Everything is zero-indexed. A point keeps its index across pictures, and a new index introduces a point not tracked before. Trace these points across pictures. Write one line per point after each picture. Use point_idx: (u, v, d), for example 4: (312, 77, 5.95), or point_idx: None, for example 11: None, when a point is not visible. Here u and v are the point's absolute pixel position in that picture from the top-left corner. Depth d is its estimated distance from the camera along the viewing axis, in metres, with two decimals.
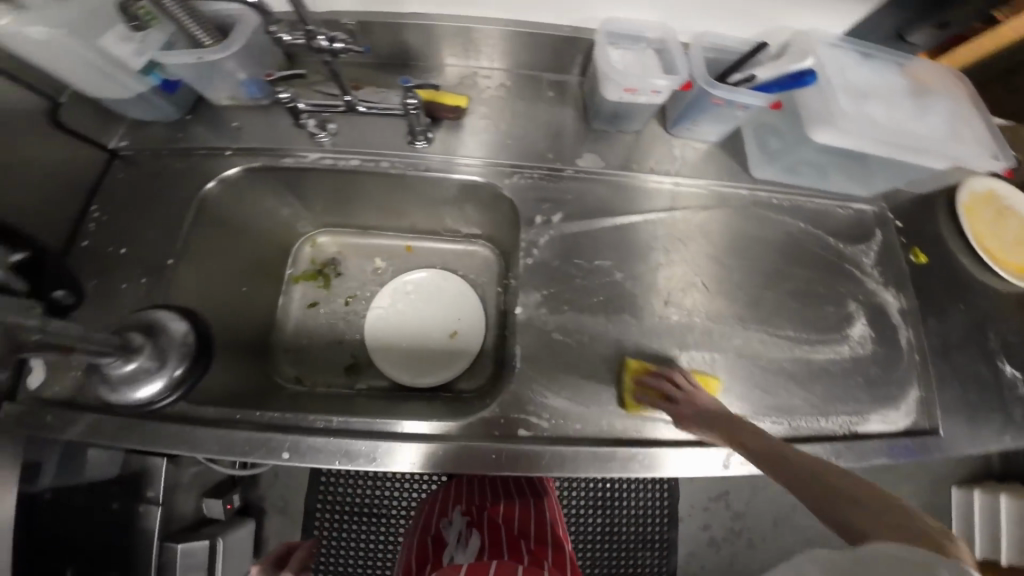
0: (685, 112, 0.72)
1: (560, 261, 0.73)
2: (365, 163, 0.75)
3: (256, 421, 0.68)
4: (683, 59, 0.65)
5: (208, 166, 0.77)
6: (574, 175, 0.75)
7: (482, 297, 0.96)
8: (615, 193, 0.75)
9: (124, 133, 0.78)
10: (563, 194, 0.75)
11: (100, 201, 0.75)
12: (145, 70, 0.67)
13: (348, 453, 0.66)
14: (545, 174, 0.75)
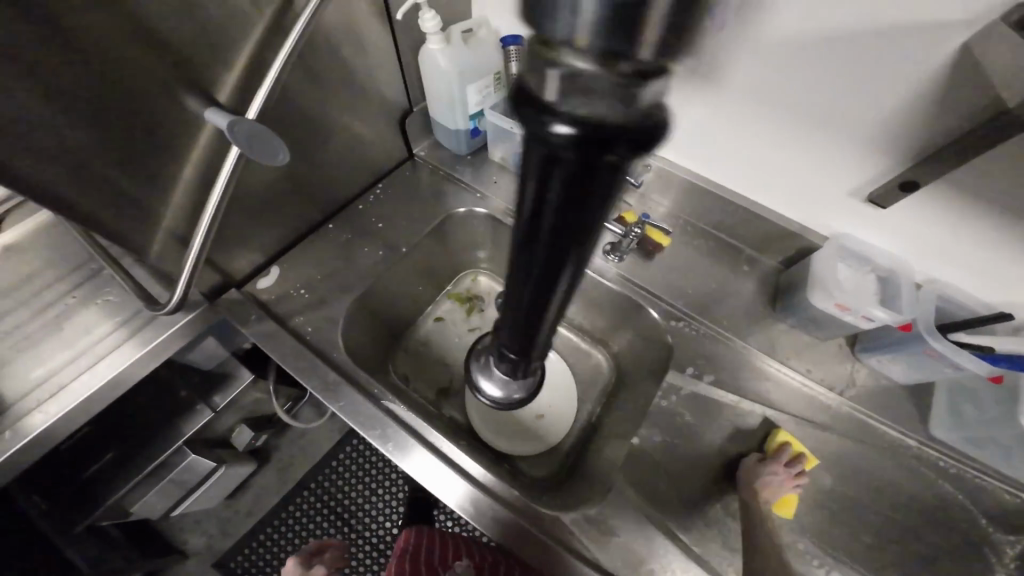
0: (880, 345, 0.72)
1: (690, 412, 0.73)
2: None
3: (356, 379, 0.76)
4: (908, 298, 0.67)
5: (458, 196, 0.94)
6: (740, 348, 0.76)
7: (582, 401, 0.99)
8: (772, 385, 0.74)
9: (425, 146, 0.98)
10: (721, 360, 0.75)
11: (383, 184, 0.95)
12: (471, 114, 0.86)
13: (403, 449, 0.70)
14: (712, 334, 0.77)
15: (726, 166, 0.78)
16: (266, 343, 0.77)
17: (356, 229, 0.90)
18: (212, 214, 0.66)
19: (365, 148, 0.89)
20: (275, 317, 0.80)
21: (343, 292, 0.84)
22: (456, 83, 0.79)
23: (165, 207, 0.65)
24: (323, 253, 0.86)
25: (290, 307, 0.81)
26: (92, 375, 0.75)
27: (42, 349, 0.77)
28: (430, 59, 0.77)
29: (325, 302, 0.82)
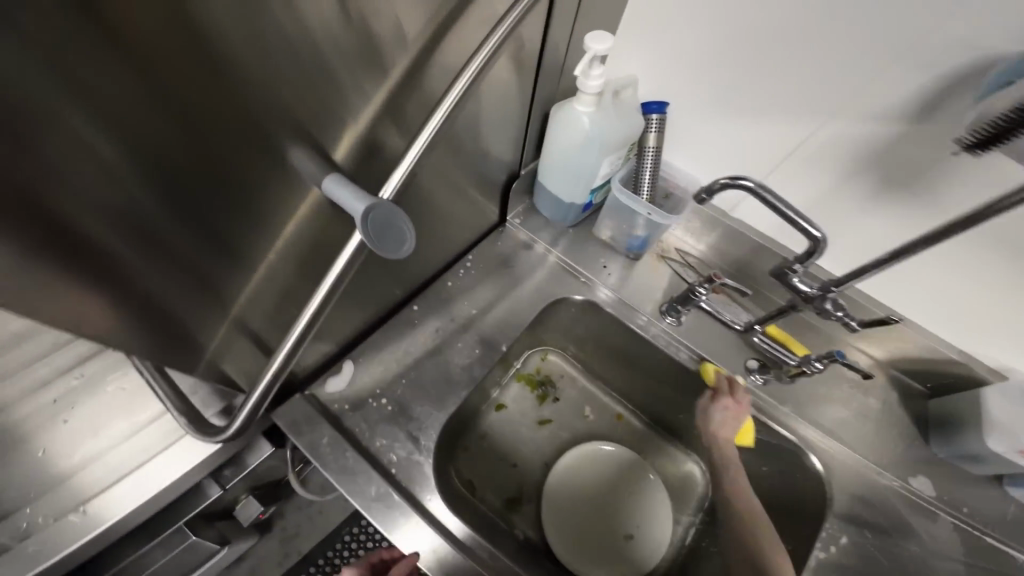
0: None
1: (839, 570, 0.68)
2: (694, 366, 0.73)
3: (338, 422, 0.64)
4: None
5: (560, 276, 0.79)
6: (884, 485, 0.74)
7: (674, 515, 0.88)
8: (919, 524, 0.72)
9: (520, 211, 0.83)
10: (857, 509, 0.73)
11: (471, 255, 0.80)
12: (593, 186, 0.72)
13: (362, 491, 0.59)
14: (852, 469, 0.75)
15: (899, 293, 0.74)
16: (340, 476, 0.59)
17: (441, 313, 0.74)
18: (302, 327, 0.51)
19: (457, 216, 0.74)
20: (347, 433, 0.63)
21: (434, 403, 0.67)
22: (593, 152, 0.66)
23: (232, 304, 0.50)
24: (404, 343, 0.71)
25: (360, 414, 0.64)
26: (120, 493, 0.59)
27: (42, 448, 0.60)
28: (572, 120, 0.63)
29: (410, 412, 0.66)
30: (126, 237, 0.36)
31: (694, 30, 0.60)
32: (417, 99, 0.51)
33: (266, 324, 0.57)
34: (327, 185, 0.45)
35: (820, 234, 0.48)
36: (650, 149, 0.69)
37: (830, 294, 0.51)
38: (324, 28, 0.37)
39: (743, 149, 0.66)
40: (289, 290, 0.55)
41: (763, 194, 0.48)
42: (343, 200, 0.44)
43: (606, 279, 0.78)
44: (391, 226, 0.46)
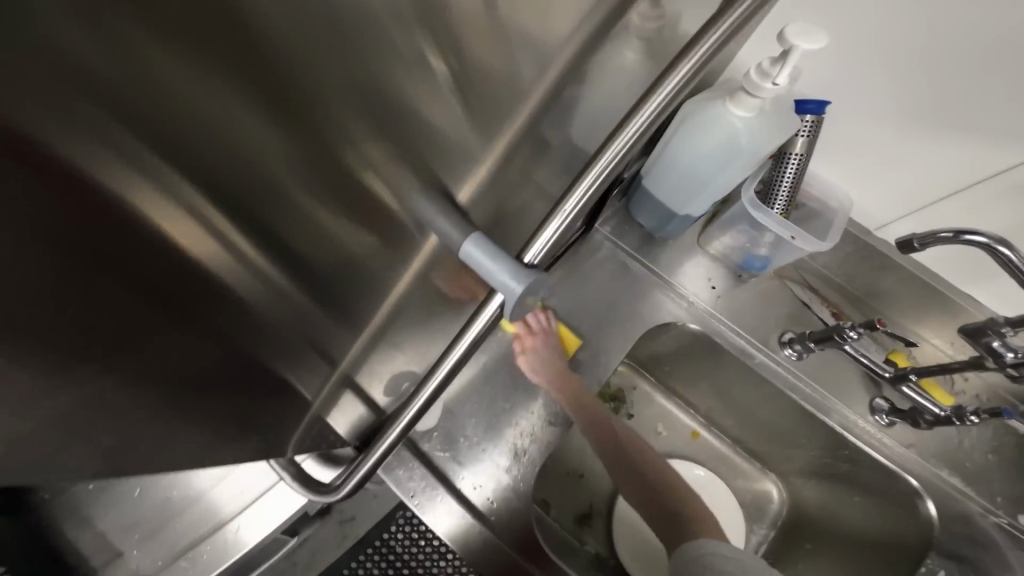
0: None
1: None
2: (808, 405, 0.67)
3: (416, 446, 0.62)
4: None
5: (657, 295, 0.71)
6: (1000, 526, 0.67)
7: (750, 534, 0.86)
8: None
9: (611, 216, 0.73)
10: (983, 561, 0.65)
11: (558, 266, 0.71)
12: (716, 198, 0.62)
13: (414, 483, 0.61)
14: (971, 516, 0.67)
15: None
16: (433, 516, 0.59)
17: (518, 328, 0.70)
18: (427, 396, 0.46)
19: None
20: (434, 467, 0.62)
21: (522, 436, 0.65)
22: (736, 161, 0.55)
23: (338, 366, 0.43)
24: (486, 371, 0.67)
25: (445, 447, 0.63)
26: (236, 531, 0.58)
27: (136, 488, 0.56)
28: (721, 126, 0.53)
29: (501, 445, 0.64)
30: (199, 315, 0.24)
31: (903, 26, 0.48)
32: (571, 130, 0.39)
33: (366, 376, 0.49)
34: (467, 248, 0.35)
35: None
36: (794, 157, 0.58)
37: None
38: (465, 60, 0.25)
39: (920, 169, 0.56)
40: (391, 341, 0.47)
41: (992, 251, 0.41)
42: (491, 272, 0.35)
43: (710, 301, 0.70)
44: (537, 299, 0.38)
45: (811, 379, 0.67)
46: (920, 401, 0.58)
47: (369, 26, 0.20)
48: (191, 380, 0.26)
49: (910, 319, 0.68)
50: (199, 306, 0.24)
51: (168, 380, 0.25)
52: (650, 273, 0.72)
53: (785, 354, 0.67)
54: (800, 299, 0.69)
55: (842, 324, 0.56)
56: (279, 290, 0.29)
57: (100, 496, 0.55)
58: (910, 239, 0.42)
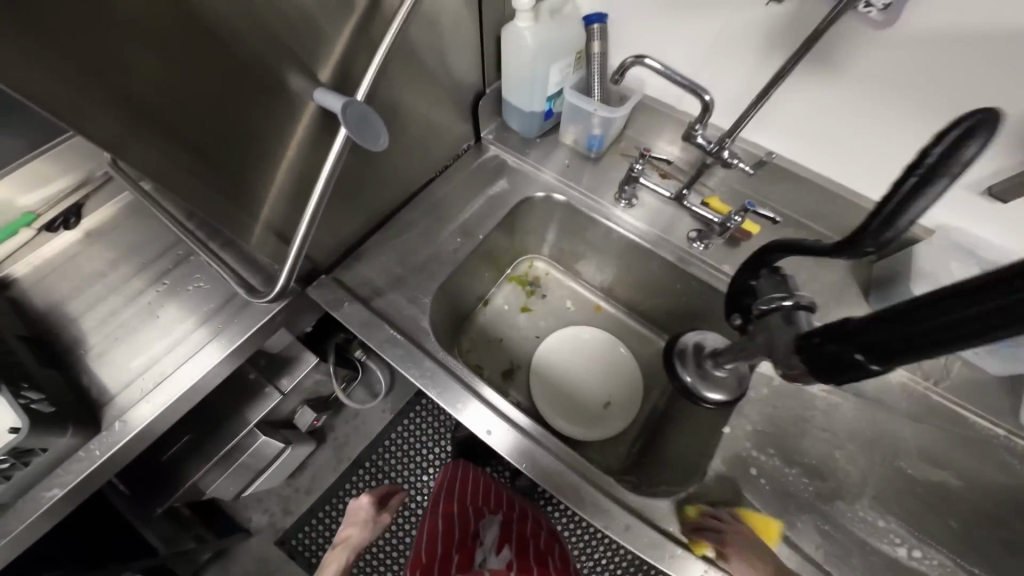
0: None
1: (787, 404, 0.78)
2: (647, 244, 0.86)
3: (346, 283, 0.81)
4: None
5: (531, 182, 0.92)
6: None
7: (650, 383, 1.03)
8: None
9: (492, 128, 0.96)
10: None
11: (452, 169, 0.94)
12: (549, 95, 0.83)
13: (406, 361, 0.75)
14: None
15: (842, 168, 0.80)
16: (363, 330, 0.77)
17: (429, 215, 0.89)
18: (312, 214, 0.65)
19: (436, 138, 0.87)
20: (365, 303, 0.79)
21: (424, 288, 0.83)
22: (542, 59, 0.77)
23: (262, 203, 0.67)
24: (401, 241, 0.86)
25: (375, 293, 0.81)
26: (171, 379, 0.78)
27: (142, 333, 0.81)
28: (516, 35, 0.75)
29: (410, 287, 0.83)
30: (178, 135, 0.52)
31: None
32: (377, 20, 0.65)
33: (290, 222, 0.73)
34: (317, 95, 0.61)
35: (706, 92, 0.58)
36: (596, 55, 0.79)
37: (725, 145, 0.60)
38: None
39: (679, 44, 0.76)
40: (302, 192, 0.71)
41: (657, 67, 0.60)
42: (331, 102, 0.60)
43: (569, 179, 0.91)
44: (369, 123, 0.60)
45: (641, 219, 0.87)
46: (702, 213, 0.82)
47: None
48: (137, 162, 0.50)
49: None
50: (187, 135, 0.53)
51: (166, 169, 0.53)
52: (522, 162, 0.93)
53: (620, 207, 0.88)
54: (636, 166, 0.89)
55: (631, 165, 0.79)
56: (228, 143, 0.57)
57: (113, 351, 0.80)
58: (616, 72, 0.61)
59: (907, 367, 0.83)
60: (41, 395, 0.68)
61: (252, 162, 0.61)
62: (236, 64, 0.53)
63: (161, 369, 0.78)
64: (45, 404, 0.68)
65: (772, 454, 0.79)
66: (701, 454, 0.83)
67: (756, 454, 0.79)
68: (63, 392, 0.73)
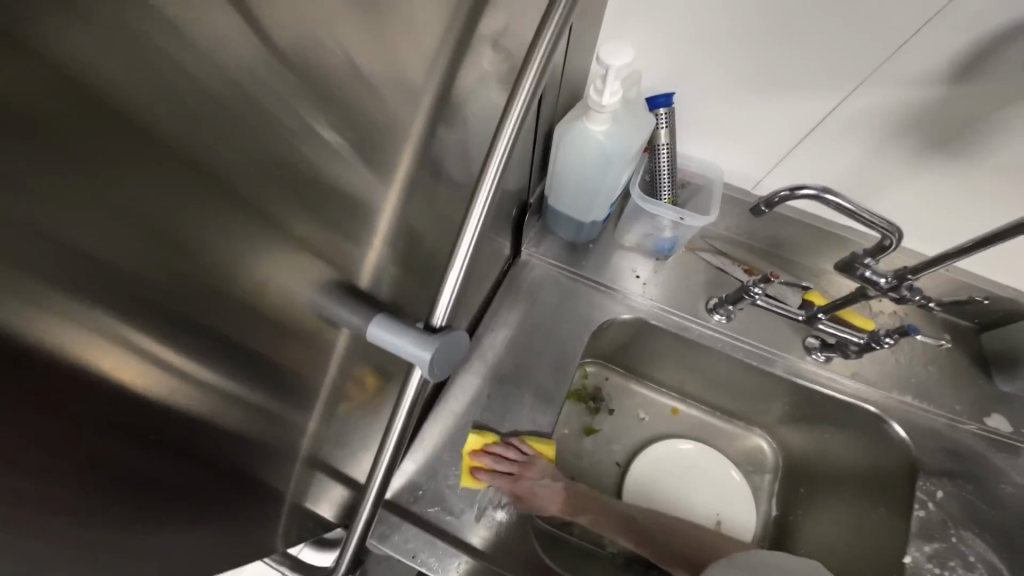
0: None
1: (967, 531, 0.64)
2: (753, 360, 0.70)
3: (404, 505, 0.61)
4: None
5: (597, 300, 0.75)
6: (977, 432, 0.70)
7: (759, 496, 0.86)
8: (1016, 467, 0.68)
9: (535, 238, 0.79)
10: (961, 463, 0.68)
11: (499, 297, 0.76)
12: (612, 199, 0.68)
13: (413, 538, 0.59)
14: (942, 421, 0.70)
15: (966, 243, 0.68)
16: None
17: (478, 367, 0.70)
18: (387, 465, 0.49)
19: (482, 266, 0.68)
20: (438, 530, 0.59)
21: (509, 488, 0.63)
22: (614, 166, 0.61)
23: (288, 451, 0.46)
24: (458, 417, 0.67)
25: (440, 506, 0.61)
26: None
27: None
28: (587, 138, 0.58)
29: (487, 487, 0.63)
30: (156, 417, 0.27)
31: (708, 12, 0.55)
32: (445, 181, 0.45)
33: (332, 448, 0.52)
34: (373, 332, 0.38)
35: (896, 235, 0.45)
36: (663, 146, 0.65)
37: (908, 282, 0.48)
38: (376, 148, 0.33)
39: (770, 134, 0.62)
40: (342, 412, 0.50)
41: (824, 199, 0.45)
42: (399, 346, 0.38)
43: (641, 290, 0.75)
44: (456, 354, 0.41)
45: (742, 335, 0.71)
46: (839, 333, 0.66)
47: (244, 88, 0.22)
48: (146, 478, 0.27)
49: (816, 262, 0.74)
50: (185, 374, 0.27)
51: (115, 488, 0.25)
52: (580, 279, 0.76)
53: (716, 320, 0.71)
54: (718, 263, 0.74)
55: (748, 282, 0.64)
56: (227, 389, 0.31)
57: None
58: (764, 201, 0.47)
59: None
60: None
61: (264, 393, 0.35)
62: (237, 271, 0.28)
63: None
64: None
65: (953, 565, 0.62)
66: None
67: (933, 568, 0.62)
68: None
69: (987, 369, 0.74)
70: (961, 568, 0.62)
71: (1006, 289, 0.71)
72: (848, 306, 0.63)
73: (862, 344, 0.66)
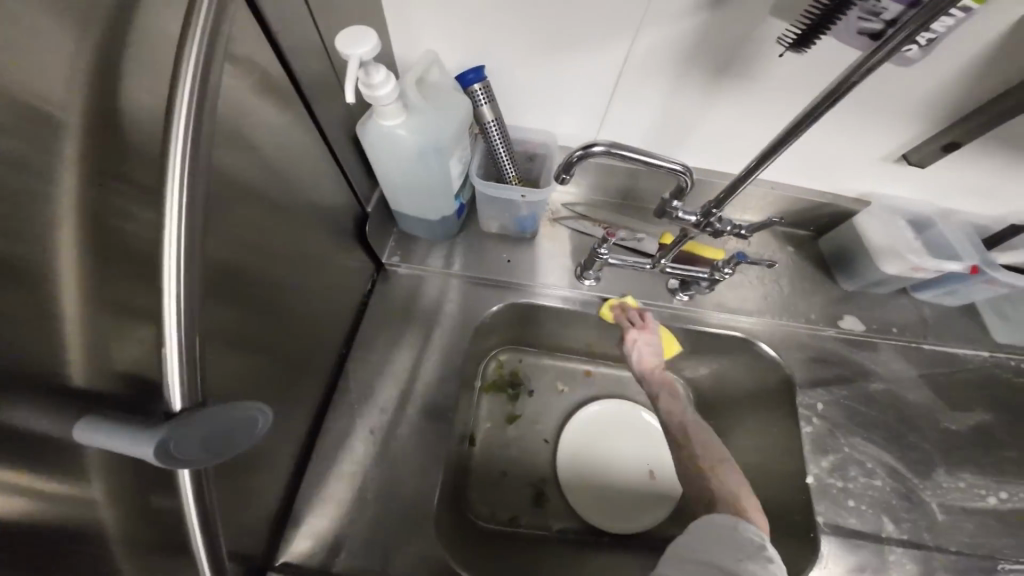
0: (938, 282, 0.73)
1: (843, 428, 0.69)
2: (628, 314, 0.71)
3: (301, 568, 0.56)
4: (964, 248, 0.69)
5: (471, 295, 0.73)
6: (837, 336, 0.74)
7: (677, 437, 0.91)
8: (875, 358, 0.73)
9: (393, 246, 0.74)
10: (831, 367, 0.72)
11: (366, 319, 0.71)
12: (455, 193, 0.65)
13: None
14: (808, 332, 0.74)
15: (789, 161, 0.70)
16: None
17: (373, 408, 0.66)
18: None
19: (329, 293, 0.63)
20: None
21: (419, 521, 0.60)
22: (435, 158, 0.58)
23: None
24: (354, 463, 0.62)
25: (337, 555, 0.58)
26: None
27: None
28: (388, 136, 0.55)
29: (393, 524, 0.60)
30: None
31: None
32: None
33: None
34: (79, 433, 0.29)
35: (686, 171, 0.44)
36: (492, 124, 0.62)
37: (714, 216, 0.48)
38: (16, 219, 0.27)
39: (575, 86, 0.60)
40: None
41: (617, 153, 0.44)
42: (116, 447, 0.28)
43: (510, 271, 0.73)
44: (228, 432, 0.34)
45: (608, 293, 0.71)
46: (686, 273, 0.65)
47: None
48: None
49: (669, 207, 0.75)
50: None
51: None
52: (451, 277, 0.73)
53: (586, 284, 0.71)
54: (579, 227, 0.74)
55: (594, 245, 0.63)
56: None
57: None
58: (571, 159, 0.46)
59: (920, 333, 0.75)
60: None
61: None
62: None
63: None
64: None
65: (853, 474, 0.66)
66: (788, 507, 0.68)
67: (836, 482, 0.66)
68: None
69: (829, 271, 0.78)
70: (861, 475, 0.66)
71: (839, 196, 0.74)
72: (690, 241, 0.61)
73: (709, 279, 0.66)
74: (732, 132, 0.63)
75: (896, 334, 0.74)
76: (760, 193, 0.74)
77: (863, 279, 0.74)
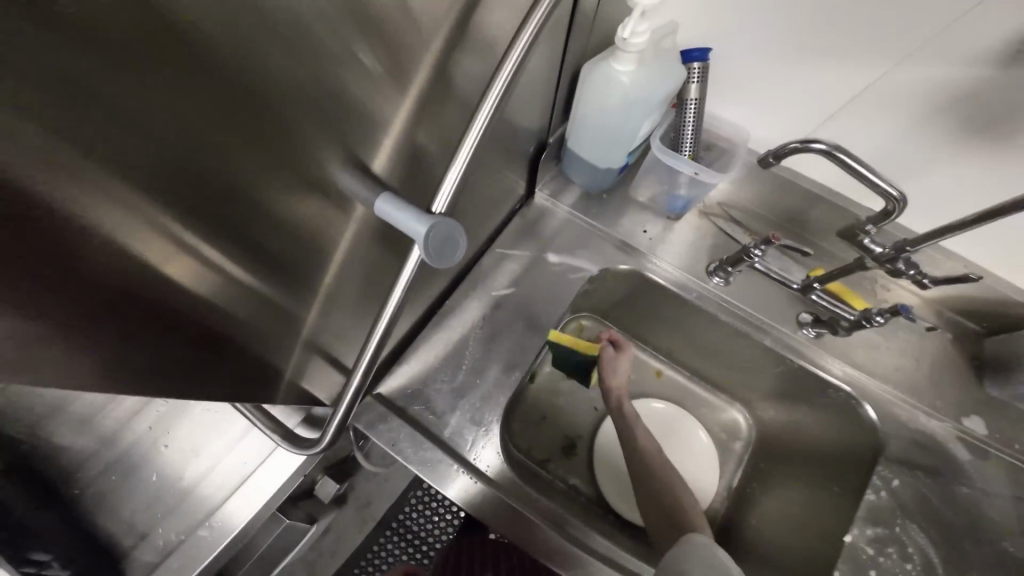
0: None
1: (915, 513, 0.68)
2: (744, 326, 0.73)
3: (393, 403, 0.67)
4: None
5: (604, 250, 0.77)
6: (951, 429, 0.72)
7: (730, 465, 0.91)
8: (980, 466, 0.71)
9: (546, 181, 0.81)
10: (927, 454, 0.71)
11: (505, 235, 0.79)
12: (631, 149, 0.70)
13: (385, 430, 0.65)
14: (923, 414, 0.73)
15: (980, 242, 0.70)
16: (423, 468, 0.64)
17: (478, 294, 0.75)
18: (376, 342, 0.54)
19: (493, 200, 0.72)
20: (418, 424, 0.66)
21: (490, 401, 0.69)
22: (637, 111, 0.62)
23: (301, 327, 0.52)
24: (453, 333, 0.72)
25: (425, 405, 0.68)
26: (255, 485, 0.71)
27: (154, 474, 0.69)
28: (610, 80, 0.60)
29: (467, 398, 0.69)
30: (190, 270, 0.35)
31: None
32: (457, 95, 0.49)
33: (330, 333, 0.58)
34: (380, 205, 0.44)
35: (899, 203, 0.46)
36: (692, 102, 0.64)
37: (905, 255, 0.49)
38: (392, 46, 0.37)
39: (800, 96, 0.64)
40: (346, 301, 0.56)
41: (838, 158, 0.46)
42: (399, 219, 0.43)
43: (646, 244, 0.77)
44: (451, 242, 0.45)
45: (737, 300, 0.73)
46: (831, 307, 0.69)
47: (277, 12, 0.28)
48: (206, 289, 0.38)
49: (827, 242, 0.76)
50: (231, 225, 0.35)
51: (113, 316, 0.32)
52: (591, 227, 0.78)
53: (714, 282, 0.73)
54: (732, 230, 0.76)
55: (753, 244, 0.65)
56: (209, 255, 0.36)
57: (138, 469, 0.69)
58: (782, 148, 0.47)
59: None
60: (49, 556, 0.60)
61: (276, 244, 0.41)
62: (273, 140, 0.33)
63: (215, 482, 0.71)
64: (56, 567, 0.61)
65: (891, 551, 0.66)
66: (815, 558, 0.71)
67: (870, 550, 0.66)
68: (67, 543, 0.63)
69: (979, 372, 0.75)
70: (897, 555, 0.66)
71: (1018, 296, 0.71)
72: (844, 277, 0.65)
73: (854, 320, 0.67)
74: (938, 197, 0.64)
75: (1016, 455, 0.71)
76: (940, 262, 0.72)
77: (1014, 388, 0.71)
